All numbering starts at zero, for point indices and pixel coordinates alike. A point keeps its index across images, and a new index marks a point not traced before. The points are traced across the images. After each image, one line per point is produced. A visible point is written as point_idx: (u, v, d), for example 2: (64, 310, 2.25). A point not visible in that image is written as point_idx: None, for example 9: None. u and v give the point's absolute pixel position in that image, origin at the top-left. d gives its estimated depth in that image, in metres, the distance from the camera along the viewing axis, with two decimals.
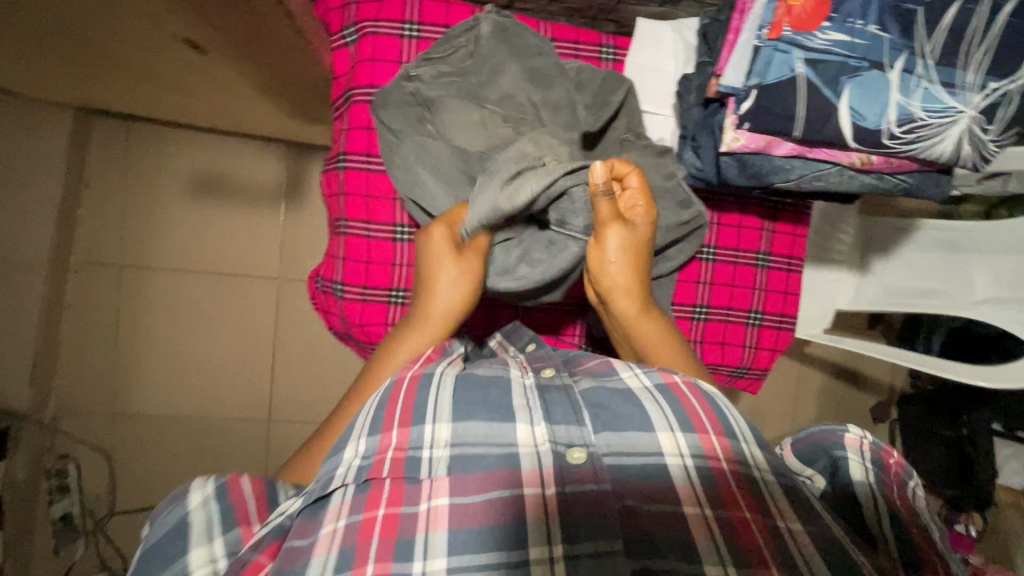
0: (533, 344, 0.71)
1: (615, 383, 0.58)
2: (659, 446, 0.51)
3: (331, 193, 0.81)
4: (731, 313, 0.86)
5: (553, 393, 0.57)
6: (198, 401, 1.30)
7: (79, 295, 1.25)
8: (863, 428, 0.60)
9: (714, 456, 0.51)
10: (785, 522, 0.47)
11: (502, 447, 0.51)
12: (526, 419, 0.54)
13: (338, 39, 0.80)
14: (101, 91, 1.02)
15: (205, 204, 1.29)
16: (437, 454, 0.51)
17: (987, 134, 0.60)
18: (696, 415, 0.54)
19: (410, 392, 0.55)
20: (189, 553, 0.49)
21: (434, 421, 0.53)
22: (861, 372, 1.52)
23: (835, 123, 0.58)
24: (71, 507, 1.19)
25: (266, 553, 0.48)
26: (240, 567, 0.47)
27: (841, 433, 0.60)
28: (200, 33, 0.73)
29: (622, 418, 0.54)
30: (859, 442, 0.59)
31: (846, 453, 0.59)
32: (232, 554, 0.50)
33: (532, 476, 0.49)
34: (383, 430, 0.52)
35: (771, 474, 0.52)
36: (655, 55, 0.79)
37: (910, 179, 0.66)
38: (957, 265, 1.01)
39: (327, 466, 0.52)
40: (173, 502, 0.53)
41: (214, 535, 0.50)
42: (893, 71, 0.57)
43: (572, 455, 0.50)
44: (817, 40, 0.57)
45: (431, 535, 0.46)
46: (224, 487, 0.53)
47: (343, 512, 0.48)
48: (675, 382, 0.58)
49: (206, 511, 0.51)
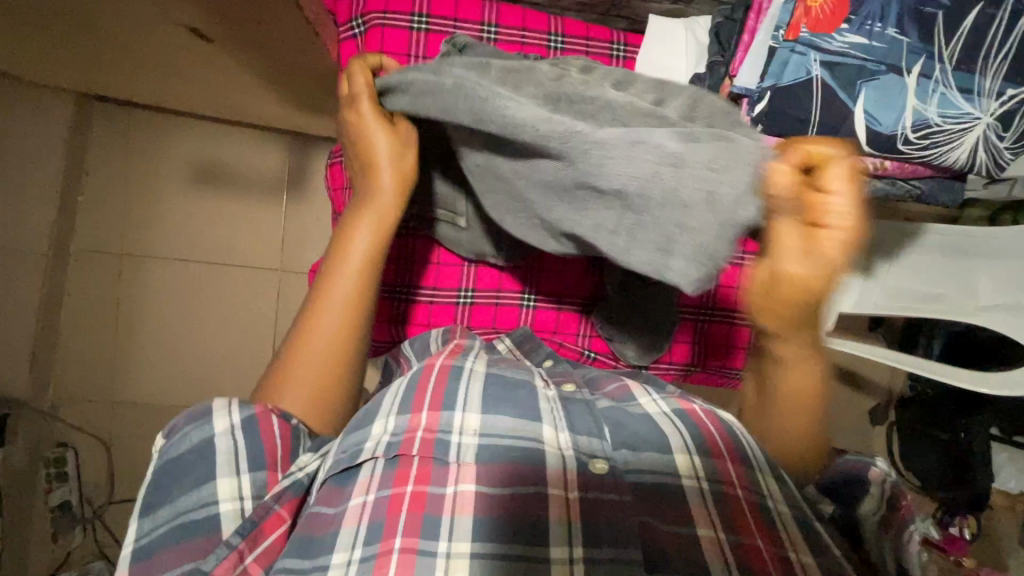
0: (551, 360, 0.72)
1: (635, 408, 0.59)
2: (676, 468, 0.53)
3: (336, 186, 0.81)
4: (736, 315, 0.86)
5: (575, 405, 0.58)
6: (196, 392, 1.29)
7: (79, 283, 1.24)
8: (890, 467, 0.60)
9: (730, 483, 0.52)
10: (797, 553, 0.48)
11: (529, 442, 0.51)
12: (551, 424, 0.54)
13: (345, 30, 0.78)
14: (105, 77, 1.00)
15: (208, 192, 1.28)
16: (465, 441, 0.51)
17: (1003, 142, 0.60)
18: (713, 440, 0.55)
19: (440, 382, 0.56)
20: (217, 482, 0.49)
21: (464, 410, 0.53)
22: (860, 374, 1.52)
23: (850, 127, 0.58)
24: (69, 495, 1.18)
25: (286, 506, 0.51)
26: (265, 513, 0.49)
27: (869, 467, 0.60)
28: (208, 20, 0.72)
29: (642, 438, 0.55)
30: (882, 478, 0.59)
31: (868, 487, 0.59)
32: (257, 496, 0.51)
33: (557, 476, 0.50)
34: (412, 411, 0.53)
35: (785, 504, 0.52)
36: (667, 51, 0.77)
37: (921, 185, 0.67)
38: (961, 272, 1.01)
39: (354, 438, 0.52)
40: (197, 419, 0.51)
41: (241, 470, 0.50)
42: (910, 76, 0.56)
43: (594, 465, 0.51)
44: (835, 42, 0.56)
45: (457, 518, 0.47)
46: (252, 418, 0.52)
47: (372, 485, 0.49)
48: (694, 409, 0.59)
49: (233, 441, 0.51)
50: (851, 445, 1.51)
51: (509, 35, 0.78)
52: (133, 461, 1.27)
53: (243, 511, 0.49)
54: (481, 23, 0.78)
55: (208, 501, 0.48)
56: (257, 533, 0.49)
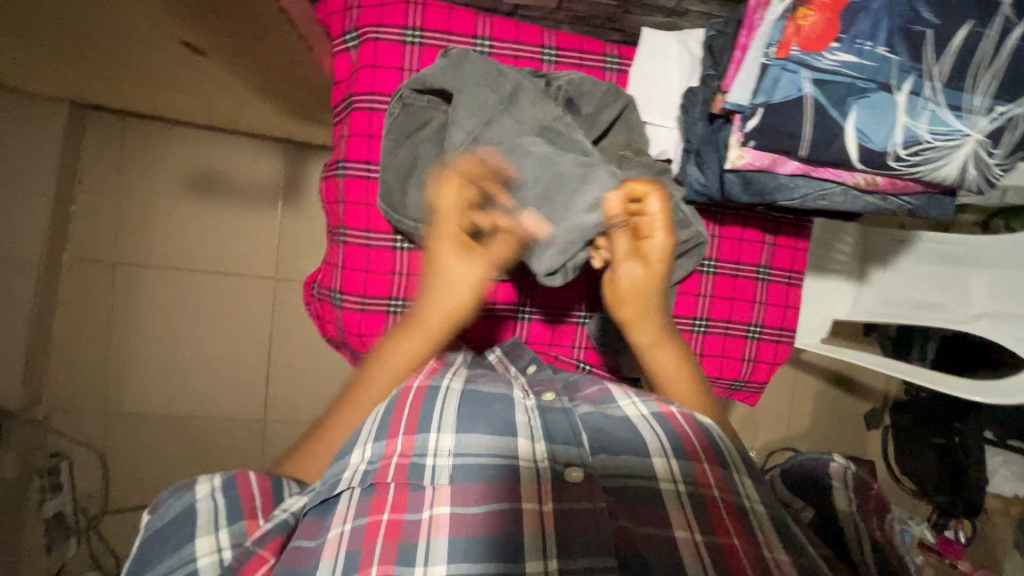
0: (534, 366, 0.70)
1: (615, 412, 0.58)
2: (654, 471, 0.53)
3: (330, 200, 0.81)
4: (731, 326, 0.86)
5: (552, 414, 0.57)
6: (191, 401, 1.29)
7: (73, 293, 1.23)
8: (847, 459, 0.65)
9: (706, 485, 0.52)
10: (771, 552, 0.47)
11: (503, 459, 0.52)
12: (527, 436, 0.54)
13: (338, 44, 0.79)
14: (98, 87, 1.00)
15: (202, 201, 1.27)
16: (440, 463, 0.51)
17: (993, 158, 0.60)
18: (689, 442, 0.55)
19: (417, 402, 0.56)
20: (196, 540, 0.49)
21: (439, 431, 0.53)
22: (855, 378, 1.53)
23: (840, 145, 0.58)
24: (63, 506, 1.17)
25: (270, 547, 0.49)
26: (246, 558, 0.48)
27: (828, 462, 0.65)
28: (200, 35, 0.72)
29: (618, 443, 0.55)
30: (843, 470, 0.64)
31: (832, 480, 0.63)
32: (237, 544, 0.50)
33: (531, 492, 0.50)
34: (388, 436, 0.53)
35: (761, 505, 0.52)
36: (661, 63, 0.78)
37: (913, 201, 0.67)
38: (955, 279, 1.01)
39: (332, 470, 0.53)
40: (178, 491, 0.53)
41: (221, 525, 0.50)
42: (900, 93, 0.57)
43: (570, 474, 0.51)
44: (825, 60, 0.56)
45: (433, 541, 0.46)
46: (231, 481, 0.54)
47: (349, 515, 0.49)
48: (673, 411, 0.58)
49: (211, 504, 0.51)
50: (847, 449, 1.52)
51: (503, 48, 0.78)
52: (129, 470, 1.27)
53: (222, 562, 0.48)
54: (474, 36, 0.78)
55: (187, 561, 0.48)
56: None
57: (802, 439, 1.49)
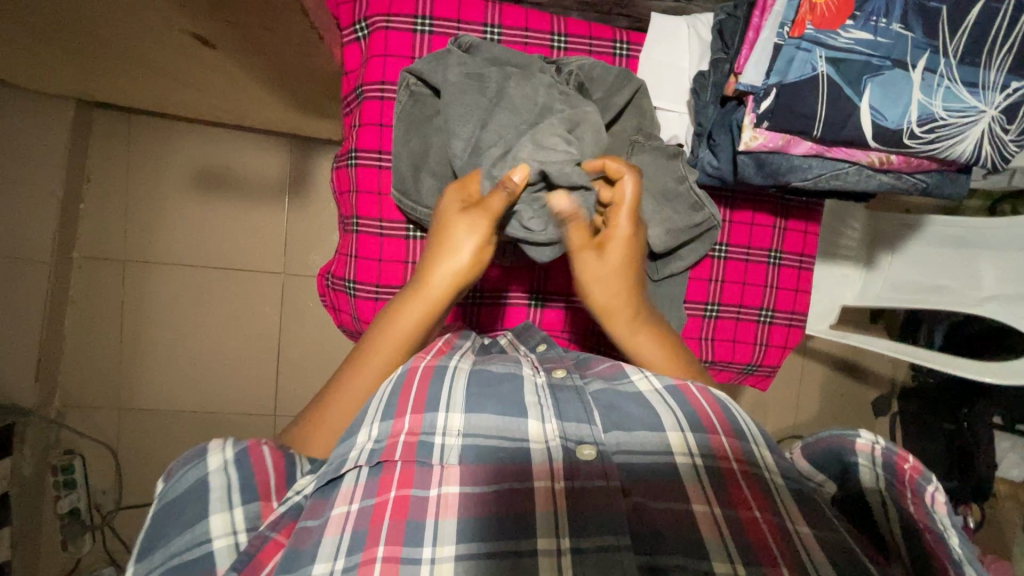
0: (544, 344, 0.69)
1: (628, 387, 0.59)
2: (668, 445, 0.53)
3: (342, 190, 0.81)
4: (743, 310, 0.86)
5: (564, 392, 0.57)
6: (202, 395, 1.29)
7: (83, 291, 1.24)
8: (876, 434, 0.56)
9: (724, 457, 0.52)
10: (794, 523, 0.47)
11: (513, 442, 0.52)
12: (538, 416, 0.55)
13: (348, 34, 0.79)
14: (105, 83, 1.00)
15: (210, 197, 1.28)
16: (449, 442, 0.52)
17: (1007, 134, 0.60)
18: (705, 415, 0.55)
19: (424, 382, 0.57)
20: (212, 518, 0.49)
21: (447, 410, 0.54)
22: (864, 365, 1.53)
23: (856, 122, 0.58)
24: (78, 502, 1.19)
25: (284, 531, 0.49)
26: (262, 542, 0.47)
27: (851, 439, 0.57)
28: (211, 27, 0.72)
29: (631, 418, 0.55)
30: (870, 449, 0.56)
31: (856, 458, 0.57)
32: (253, 528, 0.50)
33: (543, 469, 0.50)
34: (396, 415, 0.53)
35: (782, 476, 0.52)
36: (670, 48, 0.78)
37: (927, 178, 0.67)
38: (964, 263, 1.01)
39: (340, 449, 0.53)
40: (191, 461, 0.53)
41: (235, 502, 0.50)
42: (916, 70, 0.57)
43: (581, 451, 0.51)
44: (839, 39, 0.57)
45: (441, 521, 0.47)
46: (245, 454, 0.53)
47: (356, 494, 0.49)
48: (688, 386, 0.59)
49: (224, 476, 0.51)
50: None
51: (513, 36, 0.79)
52: (140, 465, 1.28)
53: (238, 545, 0.48)
54: (484, 24, 0.78)
55: (203, 540, 0.47)
56: (255, 564, 0.45)
57: (810, 426, 1.50)
